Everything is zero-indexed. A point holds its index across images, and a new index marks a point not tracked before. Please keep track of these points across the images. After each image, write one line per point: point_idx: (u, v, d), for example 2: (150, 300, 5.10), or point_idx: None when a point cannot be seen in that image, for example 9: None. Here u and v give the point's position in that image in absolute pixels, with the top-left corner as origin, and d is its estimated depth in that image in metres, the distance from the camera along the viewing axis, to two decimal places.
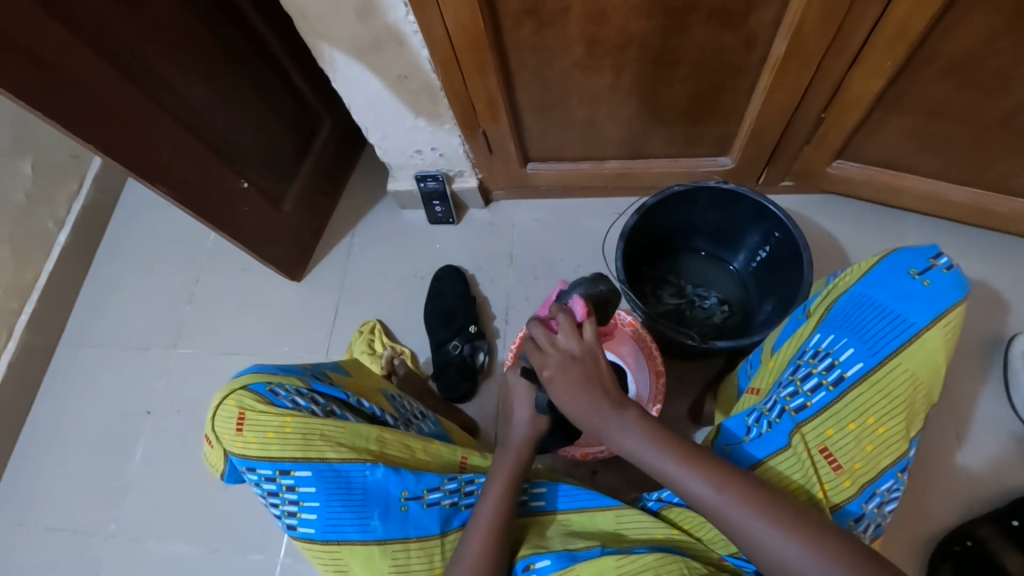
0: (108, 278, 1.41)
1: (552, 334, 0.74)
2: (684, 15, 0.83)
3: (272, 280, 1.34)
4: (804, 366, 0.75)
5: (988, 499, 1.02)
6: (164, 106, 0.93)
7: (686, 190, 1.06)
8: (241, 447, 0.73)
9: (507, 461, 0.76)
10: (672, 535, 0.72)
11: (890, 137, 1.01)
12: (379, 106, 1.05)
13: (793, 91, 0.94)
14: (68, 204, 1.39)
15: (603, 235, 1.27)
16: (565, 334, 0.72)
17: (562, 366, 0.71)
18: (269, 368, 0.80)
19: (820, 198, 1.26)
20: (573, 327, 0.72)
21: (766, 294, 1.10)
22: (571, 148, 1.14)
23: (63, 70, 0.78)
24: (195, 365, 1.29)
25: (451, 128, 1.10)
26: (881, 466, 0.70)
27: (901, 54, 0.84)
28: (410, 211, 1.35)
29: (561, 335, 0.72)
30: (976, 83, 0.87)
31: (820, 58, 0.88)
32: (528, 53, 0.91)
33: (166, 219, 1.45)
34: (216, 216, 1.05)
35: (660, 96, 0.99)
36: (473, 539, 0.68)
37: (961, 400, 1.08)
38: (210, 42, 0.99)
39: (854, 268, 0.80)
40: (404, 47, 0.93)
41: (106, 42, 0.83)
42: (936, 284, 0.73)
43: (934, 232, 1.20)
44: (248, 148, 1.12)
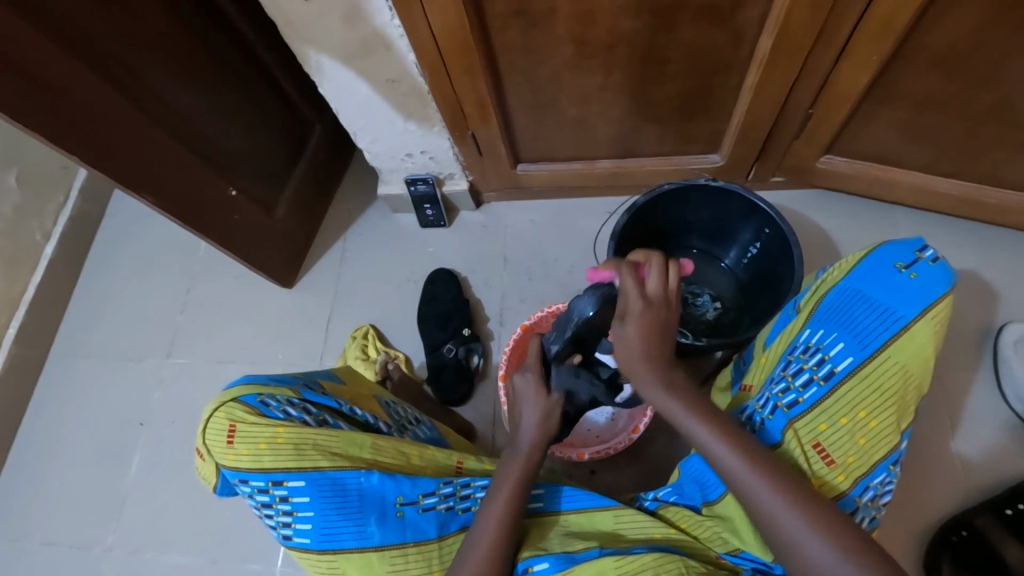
0: (98, 289, 1.40)
1: (641, 279, 0.74)
2: (671, 14, 0.83)
3: (265, 287, 1.33)
4: (795, 362, 0.76)
5: (983, 488, 1.02)
6: (151, 114, 0.92)
7: (676, 189, 1.06)
8: (233, 459, 0.72)
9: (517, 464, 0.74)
10: (670, 534, 0.72)
11: (879, 130, 1.02)
12: (368, 110, 1.05)
13: (782, 87, 0.95)
14: (55, 216, 1.37)
15: (595, 234, 1.27)
16: (657, 277, 0.73)
17: (650, 305, 0.72)
18: (259, 380, 0.80)
19: (810, 192, 1.26)
20: (665, 272, 0.73)
21: (759, 290, 1.11)
22: (562, 148, 1.14)
23: (48, 81, 0.77)
24: (189, 375, 1.28)
25: (441, 130, 1.10)
26: (874, 460, 0.71)
27: (888, 48, 0.85)
28: (402, 215, 1.35)
29: (650, 277, 0.73)
30: (962, 75, 0.88)
31: (807, 54, 0.88)
32: (517, 55, 0.91)
33: (156, 228, 1.44)
34: (206, 224, 1.04)
35: (650, 94, 0.99)
36: (478, 542, 0.67)
37: (954, 390, 1.09)
38: (196, 49, 0.99)
39: (842, 263, 0.80)
40: (392, 51, 0.92)
41: (91, 52, 0.82)
42: (923, 276, 0.74)
43: (924, 224, 1.21)
44: (237, 155, 1.12)
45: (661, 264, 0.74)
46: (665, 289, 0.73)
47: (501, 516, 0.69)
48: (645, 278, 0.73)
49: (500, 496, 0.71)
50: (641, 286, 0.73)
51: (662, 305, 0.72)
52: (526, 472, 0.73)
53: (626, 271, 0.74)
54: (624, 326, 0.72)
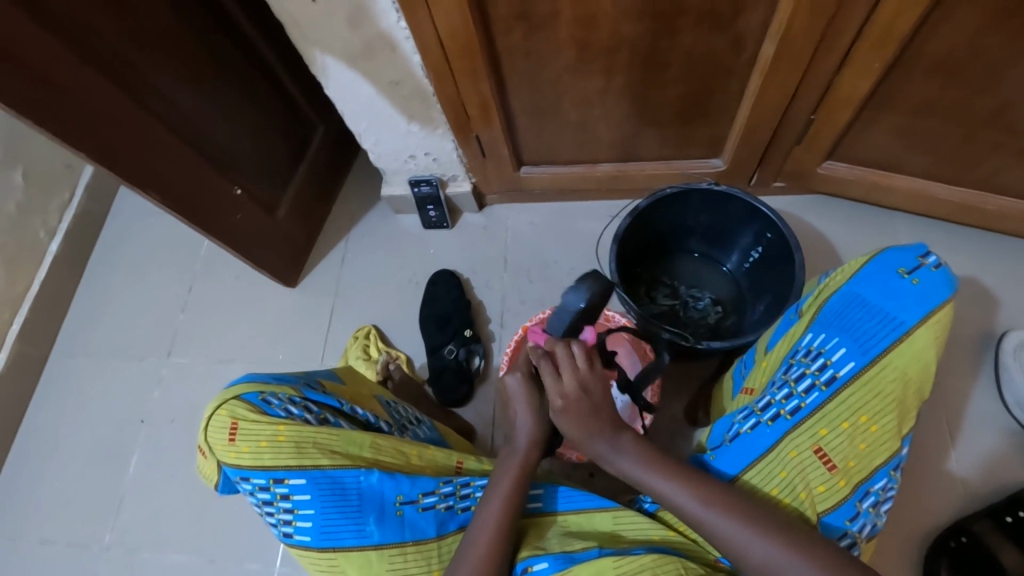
0: (101, 287, 1.40)
1: (556, 369, 0.75)
2: (673, 19, 0.84)
3: (267, 287, 1.34)
4: (797, 366, 0.76)
5: (982, 495, 1.02)
6: (156, 113, 0.93)
7: (678, 193, 1.07)
8: (235, 457, 0.73)
9: (513, 463, 0.74)
10: (668, 537, 0.72)
11: (879, 137, 1.02)
12: (372, 111, 1.06)
13: (782, 92, 0.95)
14: (60, 214, 1.38)
15: (597, 237, 1.28)
16: (568, 368, 0.74)
17: (568, 399, 0.73)
18: (262, 378, 0.80)
19: (811, 198, 1.27)
20: (574, 359, 0.75)
21: (759, 294, 1.11)
22: (564, 151, 1.14)
23: (55, 79, 0.78)
24: (189, 374, 1.29)
25: (444, 132, 1.11)
26: (875, 465, 0.71)
27: (888, 54, 0.85)
28: (405, 216, 1.35)
29: (563, 370, 0.74)
30: (962, 83, 0.88)
31: (808, 60, 0.89)
32: (519, 57, 0.92)
33: (159, 227, 1.45)
34: (209, 222, 1.05)
35: (652, 99, 1.00)
36: (477, 539, 0.68)
37: (954, 397, 1.09)
38: (201, 49, 1.00)
39: (843, 268, 0.80)
40: (396, 53, 0.93)
41: (99, 50, 0.83)
42: (925, 281, 0.74)
43: (924, 231, 1.22)
44: (241, 155, 1.12)
45: (568, 350, 0.75)
46: (580, 373, 0.74)
47: (499, 514, 0.69)
48: (557, 367, 0.75)
49: (495, 494, 0.71)
50: (556, 378, 0.74)
51: (581, 390, 0.73)
52: (525, 472, 0.74)
53: (542, 363, 0.76)
54: (558, 419, 0.74)
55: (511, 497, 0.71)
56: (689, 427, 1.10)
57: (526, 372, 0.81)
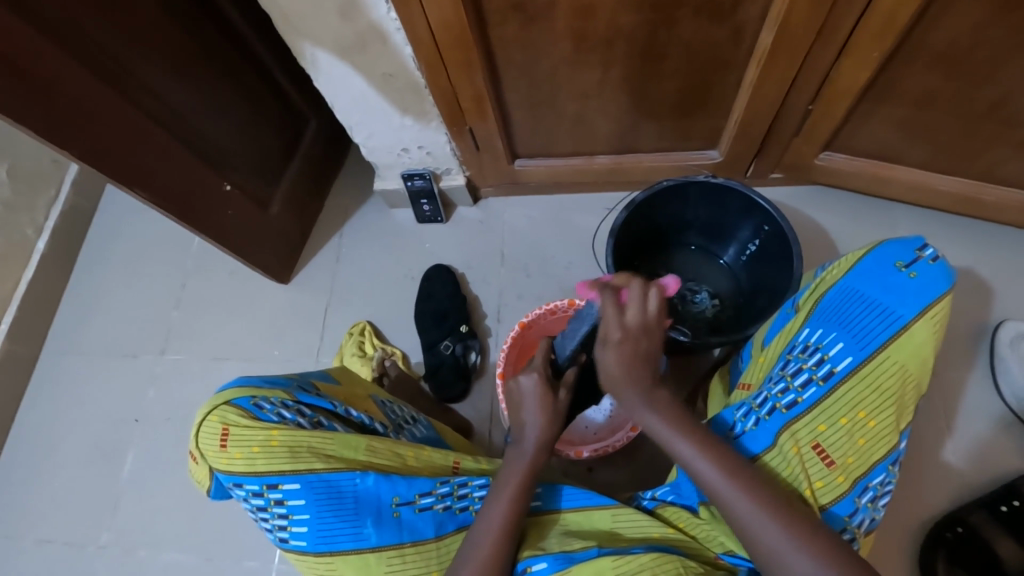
0: (91, 285, 1.38)
1: (621, 305, 0.73)
2: (671, 9, 0.82)
3: (260, 284, 1.32)
4: (794, 362, 0.75)
5: (978, 485, 1.03)
6: (143, 110, 0.91)
7: (675, 185, 1.05)
8: (227, 463, 0.72)
9: (520, 465, 0.73)
10: (668, 534, 0.72)
11: (879, 128, 1.01)
12: (364, 104, 1.04)
13: (781, 84, 0.94)
14: (47, 211, 1.36)
15: (594, 230, 1.27)
16: (637, 304, 0.72)
17: (629, 332, 0.72)
18: (253, 382, 0.79)
19: (809, 189, 1.26)
20: (644, 298, 0.72)
21: (757, 288, 1.10)
22: (560, 144, 1.13)
23: (36, 74, 0.75)
24: (183, 372, 1.27)
25: (439, 126, 1.09)
26: (873, 460, 0.71)
27: (889, 44, 0.84)
28: (399, 210, 1.34)
29: (630, 304, 0.72)
30: (963, 74, 0.87)
31: (807, 50, 0.87)
32: (515, 49, 0.90)
33: (149, 223, 1.42)
34: (200, 220, 1.03)
35: (649, 90, 0.98)
36: (480, 540, 0.67)
37: (951, 388, 1.09)
38: (187, 42, 0.97)
39: (841, 261, 0.80)
40: (388, 45, 0.91)
41: (82, 44, 0.81)
42: (923, 275, 0.74)
43: (922, 222, 1.21)
44: (231, 150, 1.10)
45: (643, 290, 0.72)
46: (645, 317, 0.72)
47: (499, 515, 0.69)
48: (625, 304, 0.72)
49: (502, 496, 0.70)
50: (620, 314, 0.72)
51: (643, 328, 0.72)
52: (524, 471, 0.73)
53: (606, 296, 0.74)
54: (603, 353, 0.73)
55: (509, 495, 0.70)
56: None
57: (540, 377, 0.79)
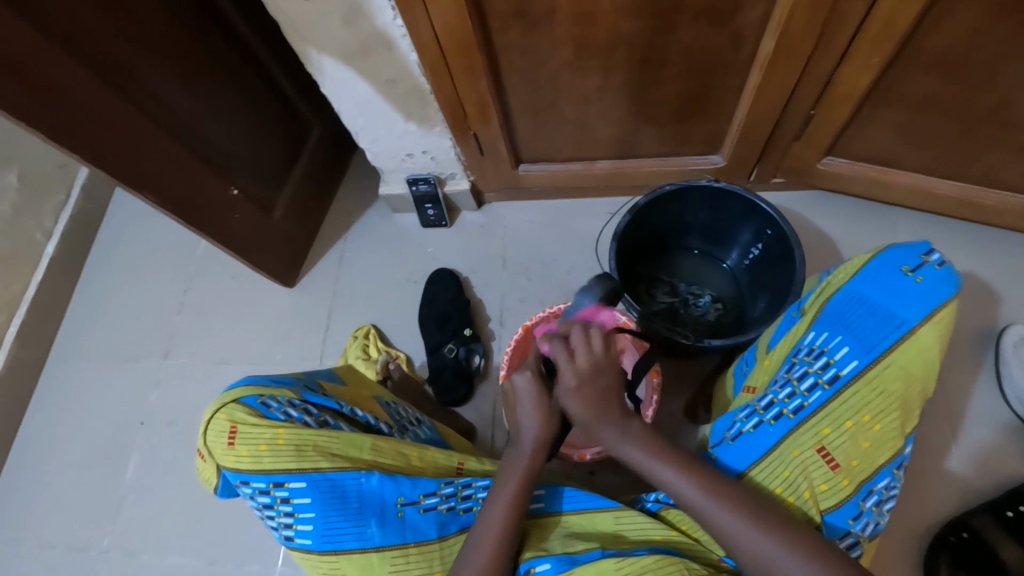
0: (97, 289, 1.39)
1: (570, 352, 0.75)
2: (672, 15, 0.83)
3: (265, 287, 1.33)
4: (800, 365, 0.75)
5: (982, 490, 1.02)
6: (151, 114, 0.92)
7: (676, 190, 1.06)
8: (234, 461, 0.72)
9: (519, 465, 0.74)
10: (671, 537, 0.72)
11: (879, 132, 1.02)
12: (368, 109, 1.05)
13: (782, 89, 0.95)
14: (56, 216, 1.37)
15: (596, 235, 1.28)
16: (583, 349, 0.74)
17: (582, 380, 0.73)
18: (260, 381, 0.79)
19: (811, 194, 1.26)
20: (588, 341, 0.75)
21: (759, 292, 1.11)
22: (563, 149, 1.14)
23: (47, 79, 0.77)
24: (188, 375, 1.28)
25: (442, 131, 1.10)
26: (878, 464, 0.71)
27: (888, 49, 0.85)
28: (403, 215, 1.35)
29: (577, 349, 0.75)
30: (962, 78, 0.88)
31: (807, 56, 0.88)
32: (517, 55, 0.91)
33: (156, 227, 1.44)
34: (205, 223, 1.04)
35: (650, 96, 0.99)
36: (483, 540, 0.67)
37: (955, 393, 1.09)
38: (195, 48, 0.98)
39: (847, 266, 0.80)
40: (392, 51, 0.92)
41: (91, 51, 0.82)
42: (929, 280, 0.73)
43: (924, 226, 1.21)
44: (238, 155, 1.12)
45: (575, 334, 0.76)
46: (596, 355, 0.75)
47: (502, 516, 0.69)
48: (573, 349, 0.75)
49: (505, 490, 0.71)
50: (569, 356, 0.75)
51: (595, 370, 0.74)
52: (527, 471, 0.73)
53: (555, 343, 0.76)
54: (568, 402, 0.74)
55: (512, 495, 0.71)
56: (689, 425, 1.10)
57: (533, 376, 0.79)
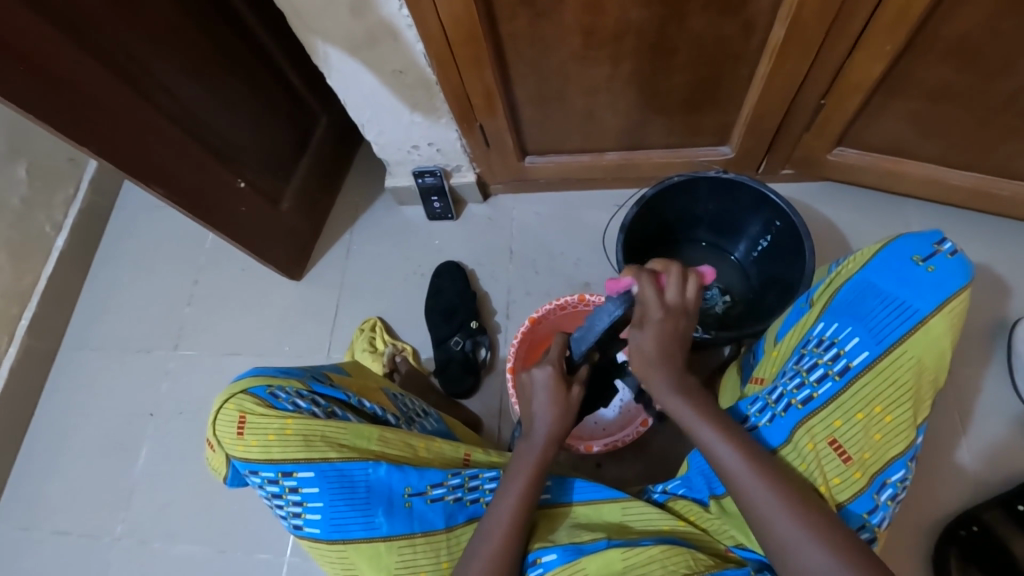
0: (107, 281, 1.40)
1: (659, 288, 0.73)
2: (682, 3, 0.82)
3: (272, 280, 1.33)
4: (809, 356, 0.75)
5: (993, 484, 1.02)
6: (159, 106, 0.92)
7: (684, 181, 1.05)
8: (243, 450, 0.73)
9: (529, 459, 0.73)
10: (678, 527, 0.72)
11: (891, 122, 1.01)
12: (375, 101, 1.04)
13: (792, 78, 0.94)
14: (65, 209, 1.38)
15: (603, 227, 1.27)
16: (677, 287, 0.72)
17: (668, 313, 0.72)
18: (268, 371, 0.80)
19: (821, 185, 1.25)
20: (683, 284, 0.73)
21: (768, 284, 1.10)
22: (570, 140, 1.13)
23: (55, 71, 0.77)
24: (197, 367, 1.29)
25: (448, 122, 1.09)
26: (891, 456, 0.70)
27: (902, 36, 0.83)
28: (409, 207, 1.35)
29: (669, 287, 0.73)
30: (977, 66, 0.86)
31: (819, 44, 0.87)
32: (524, 45, 0.90)
33: (164, 220, 1.44)
34: (213, 216, 1.04)
35: (659, 85, 0.98)
36: (489, 532, 0.68)
37: (966, 386, 1.08)
38: (202, 40, 0.98)
39: (856, 256, 0.79)
40: (399, 42, 0.92)
41: (99, 43, 0.82)
42: (941, 269, 0.72)
43: (936, 218, 1.20)
44: (245, 148, 1.12)
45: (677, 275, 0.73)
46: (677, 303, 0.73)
47: (511, 508, 0.69)
48: (665, 287, 0.73)
49: (513, 484, 0.71)
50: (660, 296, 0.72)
51: (682, 307, 0.73)
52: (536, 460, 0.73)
53: (646, 280, 0.73)
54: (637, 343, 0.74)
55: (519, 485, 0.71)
56: None
57: (554, 368, 0.79)
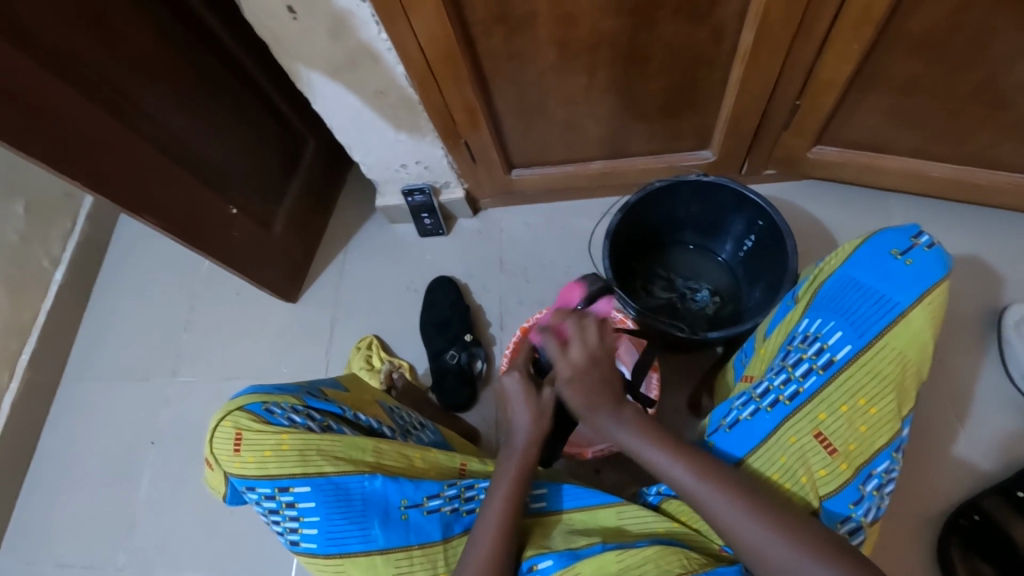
0: (105, 312, 1.42)
1: (564, 340, 0.77)
2: (651, 13, 0.85)
3: (268, 302, 1.35)
4: (794, 352, 0.75)
5: (993, 473, 1.01)
6: (148, 137, 0.95)
7: (667, 185, 1.07)
8: (240, 467, 0.74)
9: (512, 462, 0.75)
10: (672, 528, 0.72)
11: (866, 118, 1.02)
12: (360, 123, 1.07)
13: (765, 79, 0.96)
14: (62, 243, 1.40)
15: (590, 234, 1.28)
16: (578, 339, 0.77)
17: (578, 369, 0.75)
18: (264, 388, 0.81)
19: (804, 184, 1.27)
20: (583, 332, 0.77)
21: (756, 282, 1.11)
22: (554, 151, 1.15)
23: (46, 108, 0.79)
24: (196, 392, 1.30)
25: (433, 139, 1.12)
26: (876, 447, 0.70)
27: (867, 35, 0.85)
28: (400, 225, 1.36)
29: (571, 339, 0.77)
30: (943, 59, 0.88)
31: (787, 45, 0.89)
32: (502, 60, 0.93)
33: (160, 249, 1.47)
34: (206, 241, 1.06)
35: (636, 94, 1.01)
36: (482, 542, 0.68)
37: (959, 375, 1.08)
38: (189, 73, 1.01)
39: (838, 252, 0.80)
40: (379, 64, 0.94)
41: (88, 78, 0.85)
42: (918, 263, 0.74)
43: (920, 210, 1.21)
44: (235, 174, 1.14)
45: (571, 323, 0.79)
46: (590, 348, 0.77)
47: (501, 515, 0.69)
48: (566, 341, 0.77)
49: (501, 490, 0.72)
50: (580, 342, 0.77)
51: (591, 360, 0.76)
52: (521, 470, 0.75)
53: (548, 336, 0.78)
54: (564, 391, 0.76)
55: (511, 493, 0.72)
56: (693, 420, 1.10)
57: (522, 376, 0.81)
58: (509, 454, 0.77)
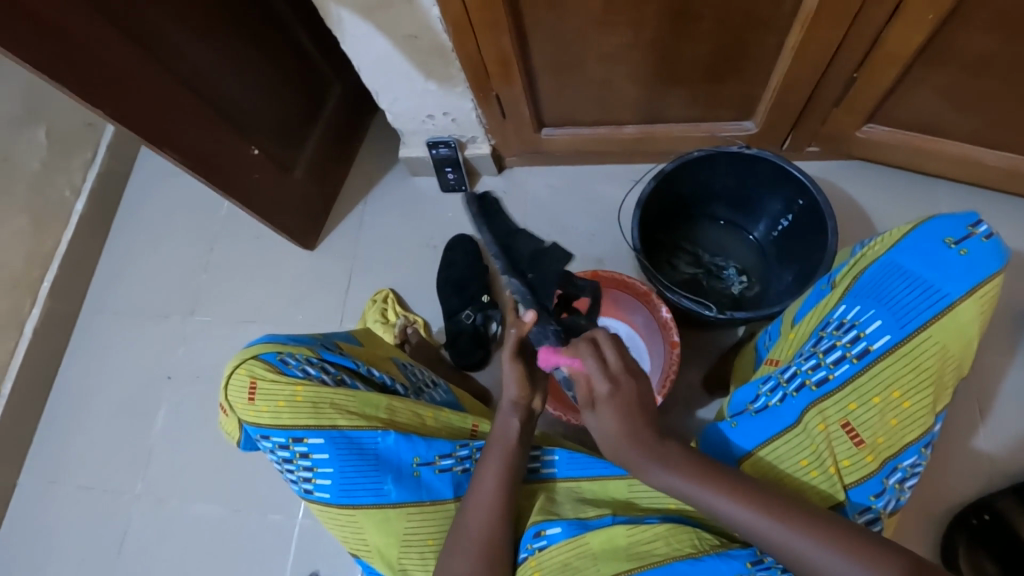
0: (125, 246, 1.42)
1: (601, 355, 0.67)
2: None
3: (286, 247, 1.34)
4: (827, 339, 0.72)
5: (1009, 473, 1.00)
6: (169, 68, 0.91)
7: (707, 155, 1.02)
8: (254, 415, 0.74)
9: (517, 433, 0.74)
10: (684, 506, 0.72)
11: (926, 97, 0.96)
12: (389, 67, 1.02)
13: (826, 47, 0.89)
14: (83, 173, 1.39)
15: (618, 202, 1.25)
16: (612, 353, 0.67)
17: (618, 386, 0.66)
18: (278, 338, 0.80)
19: (848, 163, 1.21)
20: (605, 358, 0.67)
21: (787, 265, 1.08)
22: (588, 112, 1.10)
23: (66, 30, 0.76)
24: (213, 332, 1.31)
25: (463, 91, 1.07)
26: (905, 442, 0.68)
27: (944, 6, 0.79)
28: (422, 178, 1.33)
29: (607, 359, 0.67)
30: (1023, 38, 0.81)
31: (854, 12, 0.82)
32: (544, 8, 0.87)
33: (180, 186, 1.45)
34: (227, 181, 1.04)
35: (684, 54, 0.94)
36: (479, 504, 0.68)
37: (987, 373, 1.05)
38: (214, 3, 0.97)
39: (886, 235, 0.74)
40: (413, 5, 0.89)
41: (111, 1, 0.81)
42: (974, 254, 0.68)
43: (967, 199, 1.15)
44: (258, 111, 1.10)
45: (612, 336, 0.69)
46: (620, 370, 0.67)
47: (497, 480, 0.69)
48: (605, 356, 0.67)
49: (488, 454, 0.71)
50: (602, 366, 0.67)
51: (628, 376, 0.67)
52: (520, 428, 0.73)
53: (588, 352, 0.66)
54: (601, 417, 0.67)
55: (511, 451, 0.71)
56: (707, 397, 1.09)
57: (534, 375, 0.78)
58: (498, 423, 0.73)
